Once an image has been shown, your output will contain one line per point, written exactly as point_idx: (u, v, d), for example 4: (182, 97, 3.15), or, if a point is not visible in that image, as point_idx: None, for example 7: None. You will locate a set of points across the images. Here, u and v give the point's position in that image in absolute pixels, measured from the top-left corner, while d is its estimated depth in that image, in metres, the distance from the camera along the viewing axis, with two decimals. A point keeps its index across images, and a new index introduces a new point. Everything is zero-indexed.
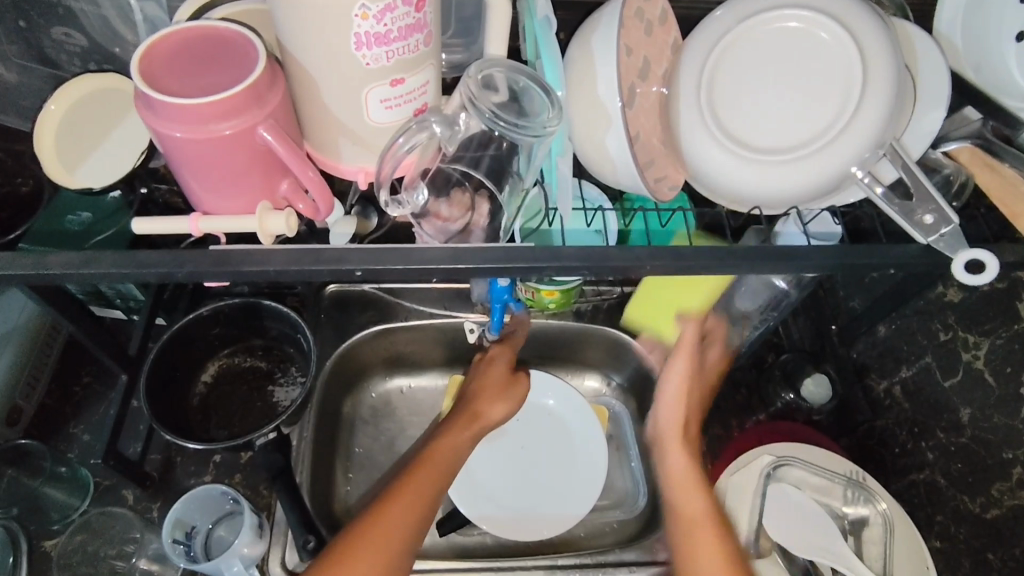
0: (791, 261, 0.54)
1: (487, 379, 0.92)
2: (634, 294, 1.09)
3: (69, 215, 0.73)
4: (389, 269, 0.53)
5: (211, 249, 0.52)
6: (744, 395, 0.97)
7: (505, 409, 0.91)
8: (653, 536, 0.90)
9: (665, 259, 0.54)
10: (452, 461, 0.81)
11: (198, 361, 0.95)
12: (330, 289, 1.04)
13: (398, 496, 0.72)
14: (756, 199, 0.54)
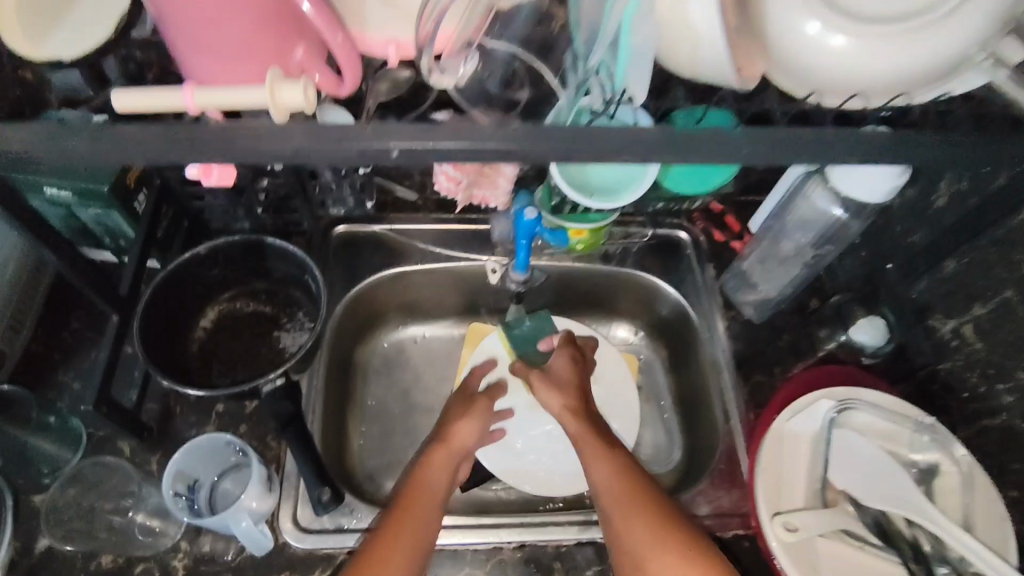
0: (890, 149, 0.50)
1: (454, 410, 0.87)
2: (666, 236, 1.01)
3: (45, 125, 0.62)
4: (430, 152, 0.47)
5: (219, 130, 0.46)
6: (787, 341, 0.92)
7: (481, 426, 0.85)
8: (693, 490, 0.83)
9: (754, 146, 0.49)
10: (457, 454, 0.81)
11: (197, 304, 0.87)
12: (339, 229, 0.95)
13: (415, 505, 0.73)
14: (857, 84, 0.49)
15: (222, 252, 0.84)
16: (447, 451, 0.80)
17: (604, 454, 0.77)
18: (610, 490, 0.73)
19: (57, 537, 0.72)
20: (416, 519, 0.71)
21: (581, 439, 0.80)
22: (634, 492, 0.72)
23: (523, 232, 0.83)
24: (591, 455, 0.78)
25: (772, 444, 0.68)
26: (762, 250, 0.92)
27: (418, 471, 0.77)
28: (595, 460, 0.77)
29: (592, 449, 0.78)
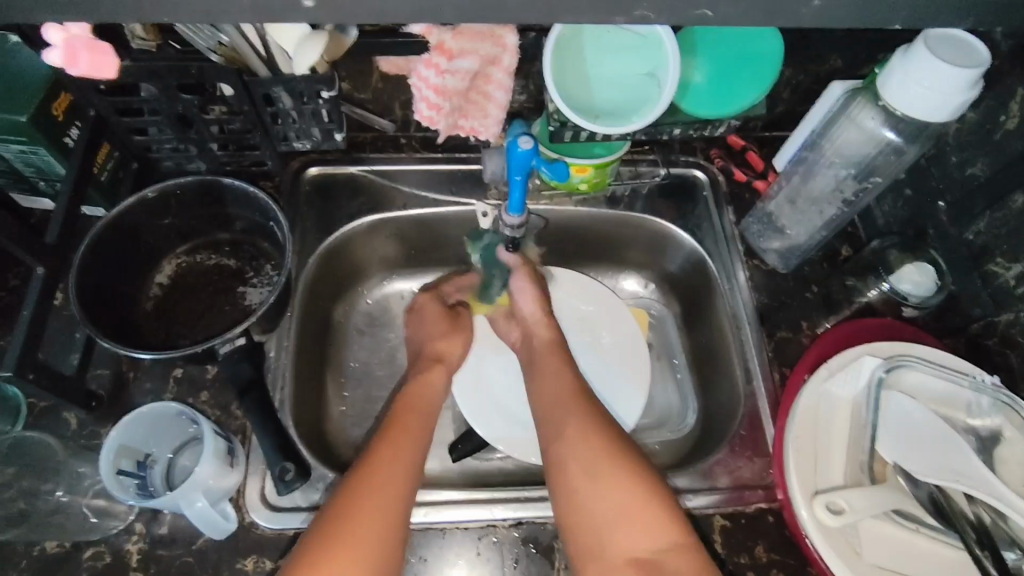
0: None
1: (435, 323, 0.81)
2: (680, 175, 0.89)
3: None
4: None
5: None
6: (817, 292, 0.82)
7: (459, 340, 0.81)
8: (711, 459, 0.74)
9: None
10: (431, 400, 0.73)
11: (150, 257, 0.77)
12: (311, 172, 0.85)
13: (381, 460, 0.62)
14: None
15: (175, 196, 0.73)
16: (431, 383, 0.75)
17: (566, 371, 0.73)
18: (565, 401, 0.69)
19: None
20: (391, 455, 0.62)
21: (541, 356, 0.76)
22: (582, 404, 0.68)
23: (518, 170, 0.70)
24: (552, 370, 0.73)
25: (809, 407, 0.59)
26: (788, 188, 0.81)
27: (394, 419, 0.68)
28: (553, 378, 0.72)
29: (552, 364, 0.74)
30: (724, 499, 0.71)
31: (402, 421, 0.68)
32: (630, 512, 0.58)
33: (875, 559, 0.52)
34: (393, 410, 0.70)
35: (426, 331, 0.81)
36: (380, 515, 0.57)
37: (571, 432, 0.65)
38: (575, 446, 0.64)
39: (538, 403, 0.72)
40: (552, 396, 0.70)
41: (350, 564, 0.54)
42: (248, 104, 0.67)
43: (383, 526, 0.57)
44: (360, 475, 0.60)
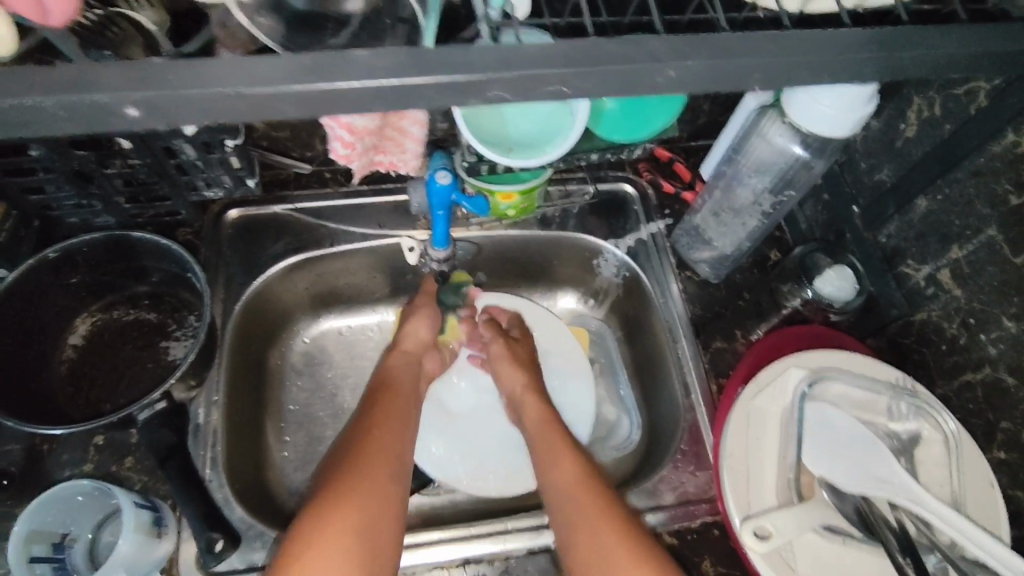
0: (849, 60, 0.38)
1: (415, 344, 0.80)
2: (609, 192, 0.90)
3: None
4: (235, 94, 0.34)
5: None
6: (747, 301, 0.84)
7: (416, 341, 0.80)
8: (656, 476, 0.75)
9: (686, 59, 0.37)
10: (404, 378, 0.77)
11: (61, 319, 0.73)
12: (232, 215, 0.82)
13: (371, 433, 0.68)
14: None
15: (81, 255, 0.70)
16: (401, 366, 0.78)
17: (557, 435, 0.73)
18: (558, 465, 0.69)
19: None
20: (363, 474, 0.63)
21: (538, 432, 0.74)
22: (572, 469, 0.68)
23: (439, 204, 0.71)
24: (543, 434, 0.73)
25: (738, 425, 0.60)
26: (713, 201, 0.83)
27: (373, 396, 0.74)
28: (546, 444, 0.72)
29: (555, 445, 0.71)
30: (669, 516, 0.72)
31: (381, 415, 0.70)
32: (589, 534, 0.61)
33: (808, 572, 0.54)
34: (377, 391, 0.74)
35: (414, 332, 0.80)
36: (354, 541, 0.58)
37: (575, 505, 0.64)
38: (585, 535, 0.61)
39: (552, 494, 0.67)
40: (556, 481, 0.67)
41: (340, 541, 0.57)
42: (148, 157, 0.64)
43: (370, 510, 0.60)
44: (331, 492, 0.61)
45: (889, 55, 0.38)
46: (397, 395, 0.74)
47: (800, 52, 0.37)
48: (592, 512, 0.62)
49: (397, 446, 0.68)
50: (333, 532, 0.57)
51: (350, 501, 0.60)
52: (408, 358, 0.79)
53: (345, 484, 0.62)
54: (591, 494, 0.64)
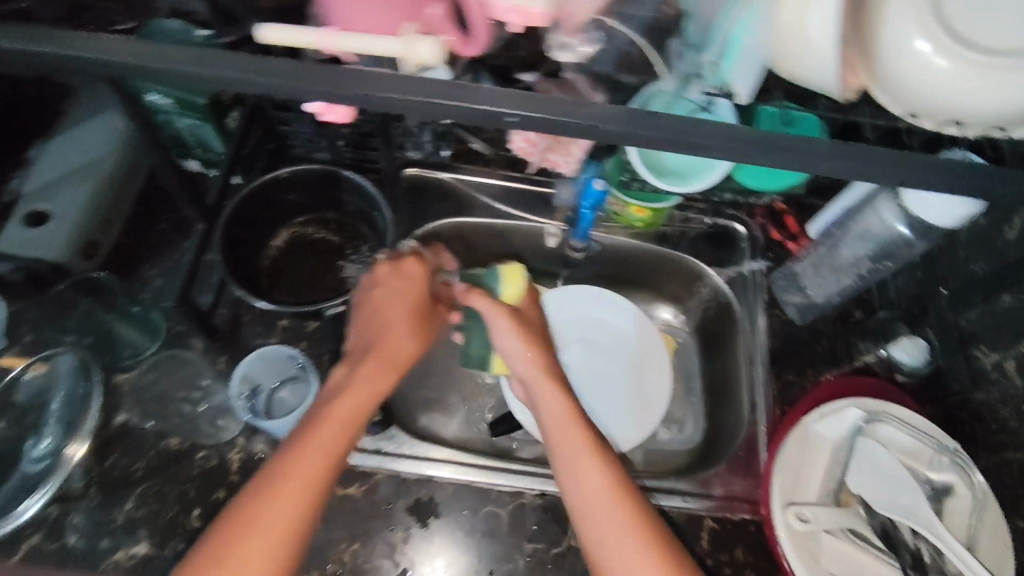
0: (973, 174, 0.49)
1: (372, 319, 0.76)
2: (723, 227, 1.03)
3: (146, 92, 0.78)
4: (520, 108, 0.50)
5: (324, 66, 0.47)
6: (825, 348, 0.94)
7: (409, 293, 0.79)
8: (709, 471, 0.88)
9: (844, 150, 0.49)
10: (365, 395, 0.69)
11: (272, 224, 0.92)
12: (408, 172, 0.99)
13: (301, 456, 0.62)
14: (959, 111, 0.46)
15: (303, 178, 0.88)
16: (399, 347, 0.75)
17: (601, 471, 0.68)
18: (610, 515, 0.65)
19: (134, 416, 0.81)
20: (259, 522, 0.58)
21: (561, 431, 0.72)
22: (605, 466, 0.69)
23: (589, 200, 0.85)
24: (590, 472, 0.68)
25: (795, 443, 0.72)
26: (816, 255, 0.94)
27: (314, 419, 0.65)
28: (595, 488, 0.67)
29: (589, 455, 0.69)
30: (715, 505, 0.85)
31: (288, 455, 0.62)
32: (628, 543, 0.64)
33: (830, 566, 0.66)
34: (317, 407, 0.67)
35: (390, 293, 0.78)
36: None
37: (602, 511, 0.66)
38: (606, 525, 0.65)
39: (575, 498, 0.68)
40: (583, 479, 0.68)
41: None
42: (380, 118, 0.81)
43: (276, 545, 0.58)
44: (223, 554, 0.56)
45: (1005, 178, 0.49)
46: (315, 431, 0.64)
47: (932, 160, 0.49)
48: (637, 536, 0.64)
49: (335, 452, 0.63)
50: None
51: (232, 561, 0.56)
52: (348, 394, 0.68)
53: (251, 529, 0.57)
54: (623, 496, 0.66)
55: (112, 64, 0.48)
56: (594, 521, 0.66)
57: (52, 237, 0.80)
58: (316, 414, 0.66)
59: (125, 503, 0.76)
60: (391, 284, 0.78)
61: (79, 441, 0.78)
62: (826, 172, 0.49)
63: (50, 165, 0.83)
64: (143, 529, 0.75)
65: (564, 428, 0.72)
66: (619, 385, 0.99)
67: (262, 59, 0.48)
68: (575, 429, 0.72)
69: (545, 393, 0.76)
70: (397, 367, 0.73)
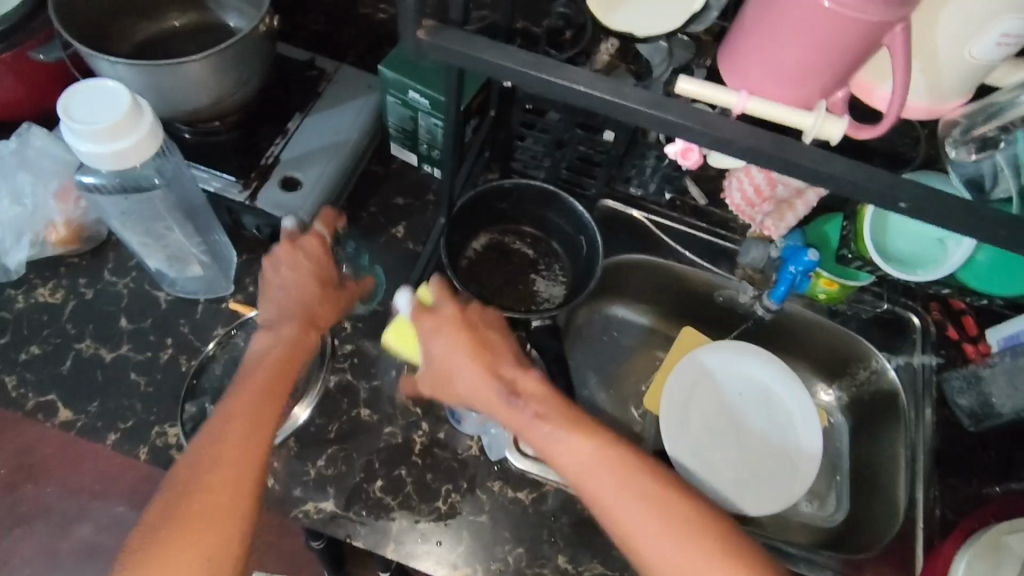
0: None
1: (283, 289, 0.77)
2: (895, 315, 1.03)
3: (410, 91, 0.87)
4: None
5: (685, 104, 0.51)
6: (992, 459, 0.93)
7: (303, 284, 0.77)
8: (861, 556, 0.87)
9: None
10: (294, 363, 0.73)
11: (477, 227, 0.98)
12: (604, 204, 1.03)
13: (226, 435, 0.66)
14: None
15: (520, 192, 0.94)
16: (300, 340, 0.75)
17: (619, 483, 0.65)
18: (665, 534, 0.63)
19: (334, 380, 0.87)
20: (233, 448, 0.65)
21: (568, 428, 0.68)
22: (621, 468, 0.65)
23: (796, 265, 0.87)
24: (607, 488, 0.65)
25: (984, 549, 0.74)
26: (1011, 364, 0.91)
27: (245, 389, 0.70)
28: (631, 492, 0.64)
29: (582, 446, 0.67)
30: None
31: (222, 427, 0.67)
32: (676, 535, 0.63)
33: None
34: (246, 371, 0.72)
35: (282, 294, 0.77)
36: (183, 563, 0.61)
37: (626, 506, 0.64)
38: (656, 534, 0.63)
39: (597, 510, 0.66)
40: (603, 486, 0.65)
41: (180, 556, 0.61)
42: (613, 151, 0.87)
43: (218, 517, 0.63)
44: (208, 475, 0.64)
45: None
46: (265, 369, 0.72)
47: None
48: (683, 524, 0.63)
49: (256, 441, 0.66)
50: (182, 549, 0.61)
51: (186, 542, 0.62)
52: (279, 340, 0.74)
53: (180, 536, 0.62)
54: (656, 487, 0.65)
55: (506, 71, 0.52)
56: (644, 544, 0.63)
57: (302, 203, 0.88)
58: (246, 376, 0.71)
59: (317, 460, 0.81)
60: (284, 289, 0.77)
61: (304, 404, 0.84)
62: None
63: (304, 137, 0.92)
64: (331, 488, 0.80)
65: (549, 411, 0.69)
66: (770, 450, 0.99)
67: (654, 95, 0.51)
68: (592, 438, 0.67)
69: (467, 381, 0.73)
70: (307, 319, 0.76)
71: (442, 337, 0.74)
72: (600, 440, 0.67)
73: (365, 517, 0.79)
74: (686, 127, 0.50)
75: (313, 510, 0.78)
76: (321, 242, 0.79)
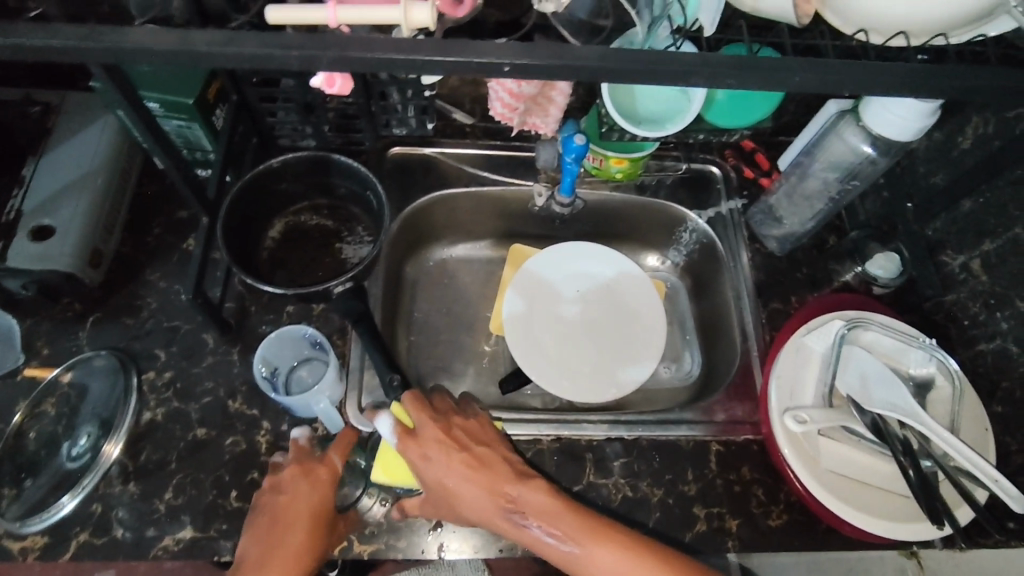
0: (940, 81, 0.50)
1: (263, 532, 0.72)
2: (699, 171, 1.07)
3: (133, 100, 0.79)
4: (538, 71, 0.47)
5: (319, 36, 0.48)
6: (805, 275, 1.00)
7: (322, 499, 0.74)
8: (712, 400, 0.91)
9: (813, 70, 0.49)
10: (260, 555, 0.71)
11: (267, 216, 0.95)
12: (394, 151, 1.01)
13: None
14: (900, 22, 0.50)
15: (293, 167, 0.90)
16: (294, 503, 0.73)
17: (476, 480, 0.73)
18: (555, 523, 0.71)
19: (160, 412, 0.83)
20: None
21: (529, 509, 0.72)
22: (539, 517, 0.71)
23: (571, 155, 0.89)
24: (462, 484, 0.73)
25: (789, 356, 0.79)
26: (787, 186, 0.99)
27: None
28: (567, 523, 0.71)
29: (557, 514, 0.71)
30: (720, 430, 0.89)
31: None
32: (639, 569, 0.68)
33: (828, 465, 0.74)
34: None
35: (298, 502, 0.73)
36: None
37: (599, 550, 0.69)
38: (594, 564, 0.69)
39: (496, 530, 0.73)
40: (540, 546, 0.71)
41: None
42: (362, 98, 0.86)
43: None
44: None
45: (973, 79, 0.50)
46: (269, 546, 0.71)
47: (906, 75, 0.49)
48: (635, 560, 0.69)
49: None
50: None
51: None
52: None
53: None
54: (572, 516, 0.71)
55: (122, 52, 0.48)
56: None
57: (61, 247, 0.82)
58: None
59: (164, 494, 0.79)
60: (297, 498, 0.73)
61: (113, 441, 0.81)
62: (801, 87, 0.49)
63: (41, 181, 0.85)
64: (185, 515, 0.78)
65: (504, 483, 0.73)
66: (618, 331, 1.02)
67: (266, 35, 0.46)
68: (528, 499, 0.72)
69: (463, 476, 0.73)
70: (304, 475, 0.75)
71: (417, 460, 0.74)
72: (537, 491, 0.73)
73: (226, 531, 0.77)
74: (307, 56, 0.46)
75: (170, 544, 0.76)
76: (298, 447, 0.78)
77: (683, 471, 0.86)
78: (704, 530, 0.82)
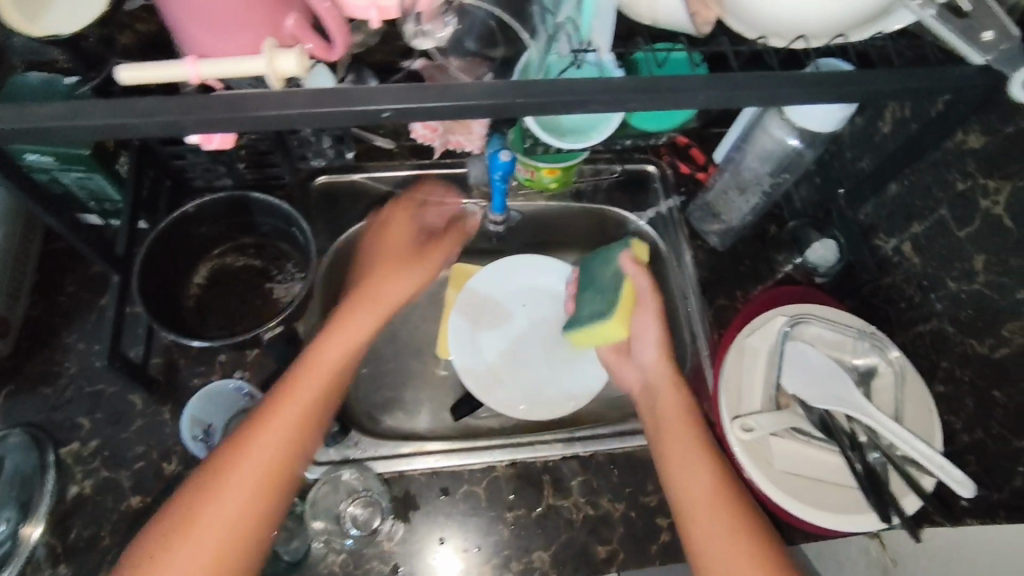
0: (845, 86, 0.49)
1: (278, 398, 0.66)
2: (636, 171, 1.06)
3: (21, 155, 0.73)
4: (420, 109, 0.46)
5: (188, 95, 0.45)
6: (748, 268, 0.99)
7: (327, 376, 0.68)
8: None
9: (712, 86, 0.48)
10: (252, 444, 0.63)
11: (188, 262, 0.90)
12: (319, 180, 0.97)
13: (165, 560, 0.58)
14: (800, 25, 0.49)
15: (209, 209, 0.86)
16: (320, 362, 0.68)
17: (706, 466, 0.70)
18: (694, 501, 0.68)
19: (88, 484, 0.78)
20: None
21: (698, 477, 0.70)
22: (709, 484, 0.69)
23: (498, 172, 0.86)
24: (700, 466, 0.71)
25: (734, 359, 0.78)
26: (724, 181, 0.96)
27: (166, 524, 0.60)
28: (707, 493, 0.68)
29: (702, 480, 0.69)
30: None
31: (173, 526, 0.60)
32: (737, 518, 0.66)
33: (782, 465, 0.73)
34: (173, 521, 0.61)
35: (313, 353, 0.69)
36: None
37: (708, 511, 0.67)
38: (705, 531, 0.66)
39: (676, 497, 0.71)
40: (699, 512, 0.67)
41: None
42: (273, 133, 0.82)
43: None
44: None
45: (875, 79, 0.50)
46: (251, 449, 0.62)
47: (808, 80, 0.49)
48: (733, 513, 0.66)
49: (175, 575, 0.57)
50: None
51: None
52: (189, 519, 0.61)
53: None
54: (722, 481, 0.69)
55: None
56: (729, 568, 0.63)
57: None
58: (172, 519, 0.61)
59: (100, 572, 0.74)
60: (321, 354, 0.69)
61: (36, 522, 0.75)
62: (703, 104, 0.49)
63: None
64: None
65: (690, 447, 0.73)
66: (568, 343, 1.00)
67: (137, 103, 0.44)
68: (713, 476, 0.70)
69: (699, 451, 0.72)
70: (335, 354, 0.69)
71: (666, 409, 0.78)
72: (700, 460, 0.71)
73: None
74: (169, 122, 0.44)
75: None
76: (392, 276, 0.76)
77: (642, 482, 0.85)
78: (668, 540, 0.82)
